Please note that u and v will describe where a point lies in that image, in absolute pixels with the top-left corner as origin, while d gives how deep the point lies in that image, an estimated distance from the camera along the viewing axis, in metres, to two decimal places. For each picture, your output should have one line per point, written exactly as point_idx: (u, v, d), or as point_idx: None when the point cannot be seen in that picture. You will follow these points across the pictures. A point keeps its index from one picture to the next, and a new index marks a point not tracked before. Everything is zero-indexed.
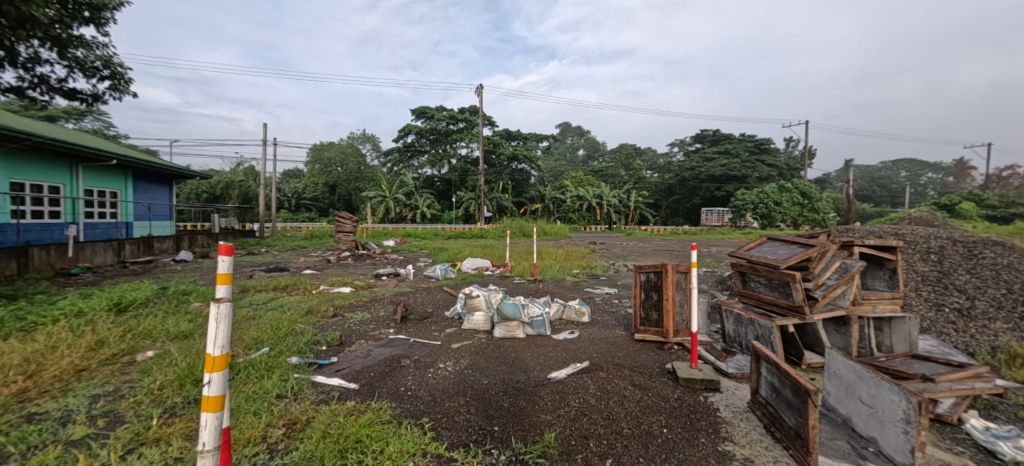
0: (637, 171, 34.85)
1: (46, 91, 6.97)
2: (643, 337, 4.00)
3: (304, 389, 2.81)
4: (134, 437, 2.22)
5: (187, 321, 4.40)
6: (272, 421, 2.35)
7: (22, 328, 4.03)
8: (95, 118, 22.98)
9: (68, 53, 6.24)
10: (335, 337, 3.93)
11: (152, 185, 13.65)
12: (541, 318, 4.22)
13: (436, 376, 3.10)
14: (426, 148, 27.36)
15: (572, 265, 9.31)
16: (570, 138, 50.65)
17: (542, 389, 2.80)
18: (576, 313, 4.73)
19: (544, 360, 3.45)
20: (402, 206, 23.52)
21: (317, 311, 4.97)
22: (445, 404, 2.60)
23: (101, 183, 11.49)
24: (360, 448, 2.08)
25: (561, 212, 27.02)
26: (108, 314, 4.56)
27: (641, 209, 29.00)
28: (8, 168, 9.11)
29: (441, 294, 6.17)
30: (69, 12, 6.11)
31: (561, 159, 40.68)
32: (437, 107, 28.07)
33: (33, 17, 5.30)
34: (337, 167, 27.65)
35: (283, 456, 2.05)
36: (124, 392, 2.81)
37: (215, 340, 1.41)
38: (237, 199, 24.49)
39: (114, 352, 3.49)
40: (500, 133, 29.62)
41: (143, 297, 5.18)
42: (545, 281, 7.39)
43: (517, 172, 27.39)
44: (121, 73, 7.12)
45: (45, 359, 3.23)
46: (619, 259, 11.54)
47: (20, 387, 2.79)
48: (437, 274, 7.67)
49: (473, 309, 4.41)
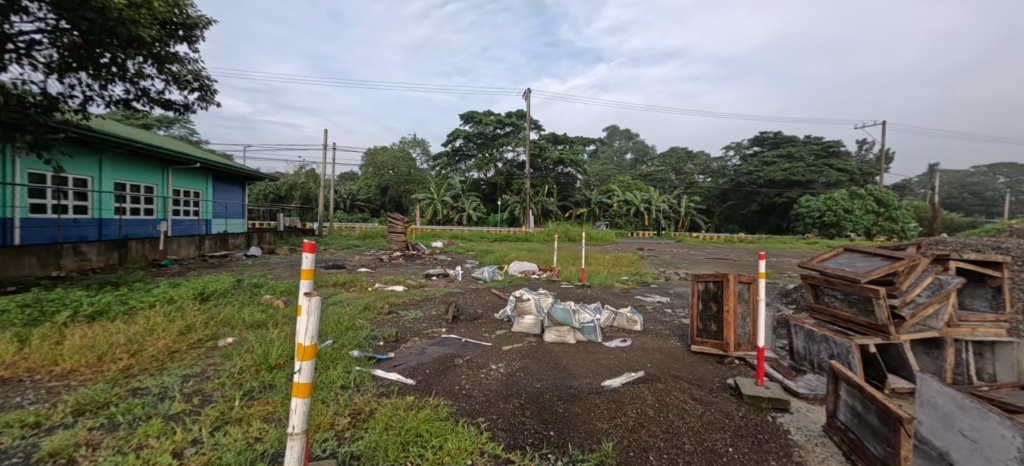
0: (688, 176, 33.61)
1: (147, 102, 7.87)
2: (700, 349, 3.84)
3: (366, 382, 2.95)
4: (219, 416, 2.42)
5: (260, 311, 4.79)
6: (339, 409, 2.49)
7: (126, 311, 4.58)
8: (182, 126, 25.77)
9: (166, 68, 6.99)
10: (392, 333, 4.11)
11: (228, 185, 14.97)
12: (591, 324, 4.19)
13: (488, 377, 3.15)
14: (473, 152, 27.99)
15: (620, 271, 9.12)
16: (617, 142, 49.65)
17: (596, 397, 2.75)
18: (628, 320, 4.63)
19: (596, 367, 3.41)
20: (450, 209, 24.16)
21: (374, 308, 5.23)
22: (499, 406, 2.62)
23: (187, 184, 12.80)
24: (419, 442, 2.15)
25: (607, 217, 26.55)
26: (194, 302, 5.07)
27: (692, 215, 27.79)
28: (113, 170, 10.30)
29: (489, 295, 6.27)
30: (168, 32, 6.87)
31: (607, 164, 39.88)
32: (485, 112, 28.57)
33: (140, 37, 5.93)
34: (389, 170, 29.20)
35: (351, 444, 2.16)
36: (210, 374, 3.09)
37: (305, 332, 1.50)
38: (299, 199, 26.31)
39: (200, 337, 3.85)
40: (547, 137, 29.75)
41: (222, 288, 5.70)
42: (593, 287, 7.31)
43: (563, 176, 27.35)
44: (209, 85, 7.87)
45: (144, 341, 3.63)
46: (671, 267, 11.12)
47: (126, 364, 3.17)
48: (485, 276, 7.82)
49: (524, 312, 4.42)
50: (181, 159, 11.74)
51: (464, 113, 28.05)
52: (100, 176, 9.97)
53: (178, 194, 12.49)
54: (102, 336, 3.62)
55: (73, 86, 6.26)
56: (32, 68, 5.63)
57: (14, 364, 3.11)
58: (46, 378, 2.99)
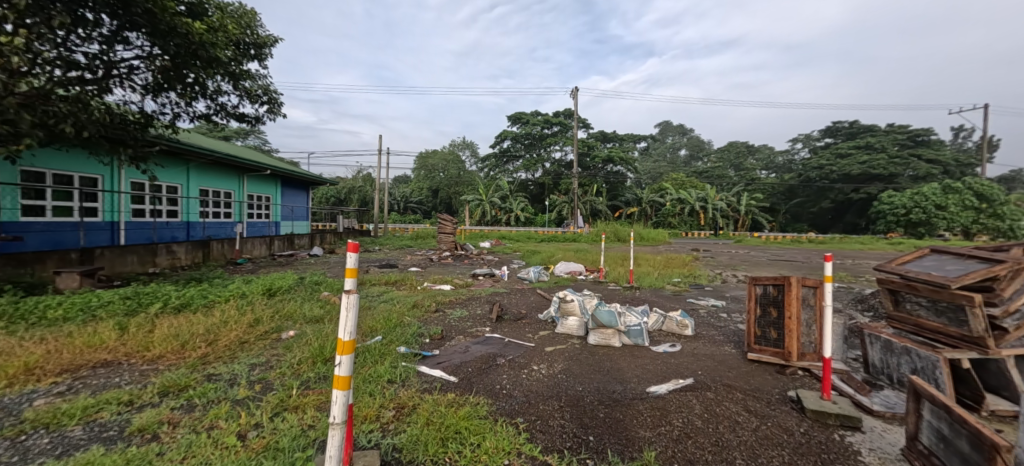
0: (749, 171, 31.53)
1: (225, 116, 8.71)
2: (758, 357, 3.59)
3: (411, 377, 3.05)
4: (279, 403, 2.62)
5: (318, 307, 5.12)
6: (385, 402, 2.60)
7: (206, 304, 5.10)
8: (256, 136, 28.29)
9: (240, 84, 7.69)
10: (437, 331, 4.23)
11: (294, 190, 16.19)
12: (638, 328, 4.04)
13: (530, 378, 3.14)
14: (520, 153, 28.15)
15: (672, 273, 8.75)
16: (670, 138, 47.66)
17: (640, 404, 2.65)
18: (678, 325, 4.41)
19: (642, 372, 3.28)
20: (498, 209, 24.46)
21: (422, 306, 5.41)
22: (539, 407, 2.60)
23: (259, 189, 14.01)
24: (459, 439, 2.19)
25: (659, 216, 25.56)
26: (262, 297, 5.54)
27: (754, 214, 26.02)
28: (199, 177, 11.49)
29: (534, 296, 6.26)
30: (242, 51, 7.58)
31: (659, 161, 38.39)
32: (532, 112, 28.62)
33: (218, 57, 6.59)
34: (440, 173, 30.25)
35: (393, 436, 2.24)
36: (273, 364, 3.36)
37: (345, 327, 1.57)
38: (357, 202, 27.86)
39: (266, 330, 4.20)
40: (595, 135, 29.29)
41: (286, 285, 6.16)
42: (641, 289, 7.07)
43: (612, 175, 26.74)
44: (276, 98, 8.56)
45: (220, 331, 4.02)
46: (728, 269, 10.50)
47: (204, 352, 3.53)
48: (531, 277, 7.84)
49: (568, 314, 4.36)
50: (254, 167, 12.86)
51: (512, 114, 28.29)
52: (188, 184, 11.13)
53: (252, 198, 13.69)
54: (185, 326, 4.06)
55: (165, 104, 7.07)
56: (131, 90, 6.41)
57: (115, 349, 3.56)
58: (140, 362, 3.40)
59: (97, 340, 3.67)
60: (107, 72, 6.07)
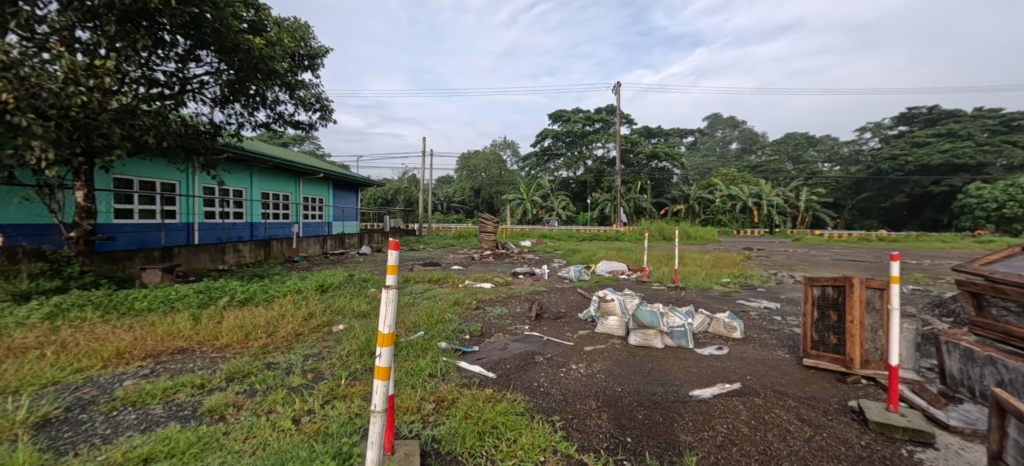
0: (809, 165, 29.40)
1: (283, 124, 9.33)
2: (815, 363, 3.36)
3: (451, 372, 3.14)
4: (329, 391, 2.79)
5: (366, 303, 5.39)
6: (425, 395, 2.69)
7: (266, 298, 5.53)
8: (310, 142, 30.12)
9: (296, 93, 8.22)
10: (477, 328, 4.31)
11: (344, 191, 17.06)
12: (682, 329, 3.89)
13: (567, 376, 3.12)
14: (562, 151, 27.95)
15: (721, 273, 8.35)
16: (720, 132, 45.36)
17: (682, 407, 2.57)
18: (725, 327, 4.21)
19: (686, 375, 3.17)
20: (539, 208, 24.48)
21: (462, 303, 5.54)
22: (575, 406, 2.59)
23: (313, 191, 14.90)
24: (495, 433, 2.23)
25: (708, 214, 24.42)
26: (315, 292, 5.91)
27: (814, 210, 24.24)
28: (261, 181, 12.41)
29: (574, 295, 6.21)
30: (297, 63, 8.10)
31: (708, 156, 36.67)
32: (573, 110, 28.33)
33: (275, 70, 7.09)
34: (481, 173, 30.74)
35: (433, 427, 2.32)
36: (324, 355, 3.58)
37: (386, 320, 1.65)
38: (403, 203, 28.91)
39: (319, 323, 4.48)
40: (639, 131, 28.52)
41: (337, 281, 6.53)
42: (687, 289, 6.81)
43: (657, 171, 25.93)
44: (328, 106, 9.07)
45: (279, 323, 4.34)
46: (784, 269, 9.87)
47: (264, 342, 3.83)
48: (571, 275, 7.78)
49: (608, 313, 4.29)
50: (308, 170, 13.70)
51: (552, 112, 28.16)
52: (252, 188, 12.06)
53: (307, 200, 14.59)
54: (249, 318, 4.43)
55: (231, 115, 7.71)
56: (202, 103, 7.04)
57: (189, 337, 3.94)
58: (211, 349, 3.74)
59: (175, 329, 4.09)
60: (182, 88, 6.70)
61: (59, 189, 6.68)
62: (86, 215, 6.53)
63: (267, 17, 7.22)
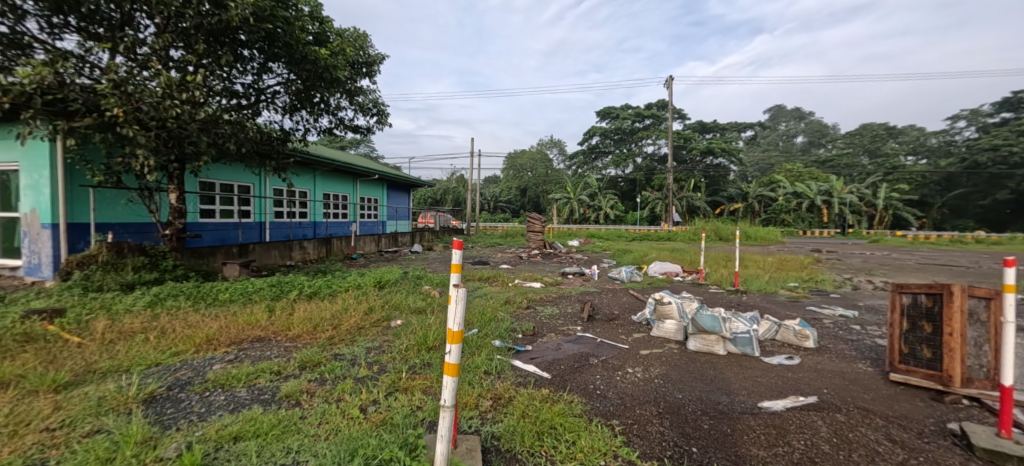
0: (889, 158, 26.63)
1: (343, 129, 9.88)
2: (905, 379, 3.04)
3: (505, 370, 3.18)
4: (392, 383, 2.92)
5: (421, 299, 5.58)
6: (483, 392, 2.74)
7: (330, 292, 5.89)
8: (366, 145, 31.71)
9: (356, 99, 8.67)
10: (530, 327, 4.32)
11: (397, 192, 17.78)
12: (746, 336, 3.66)
13: (624, 380, 3.05)
14: (610, 148, 27.32)
15: (787, 277, 7.77)
16: (784, 125, 42.25)
17: (751, 419, 2.42)
18: (796, 335, 3.91)
19: (753, 385, 2.98)
20: (586, 208, 24.12)
21: (513, 302, 5.58)
22: (634, 411, 2.52)
23: (369, 192, 15.67)
24: (554, 434, 2.22)
25: (770, 213, 22.87)
26: (374, 288, 6.21)
27: (895, 208, 21.92)
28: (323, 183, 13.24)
29: (627, 297, 6.06)
30: (356, 71, 8.54)
31: (770, 151, 34.30)
32: (622, 106, 27.61)
33: (338, 78, 7.51)
34: (528, 172, 30.81)
35: (492, 424, 2.36)
36: (385, 349, 3.75)
37: (455, 318, 1.69)
38: (451, 202, 29.67)
39: (378, 317, 4.71)
40: (692, 126, 27.26)
41: (393, 278, 6.81)
42: (748, 293, 6.42)
43: (713, 168, 24.68)
44: (384, 110, 9.48)
45: (342, 317, 4.61)
46: (861, 273, 9.01)
47: (330, 334, 4.08)
48: (622, 276, 7.59)
49: (664, 317, 4.14)
50: (365, 172, 14.43)
51: (601, 109, 27.61)
52: (315, 189, 12.89)
53: (363, 200, 15.37)
54: (316, 311, 4.74)
55: (299, 121, 8.29)
56: (274, 111, 7.62)
57: (266, 327, 4.29)
58: (285, 339, 4.06)
59: (254, 320, 4.46)
60: (257, 98, 7.29)
61: (157, 191, 7.52)
62: (178, 216, 7.31)
63: (330, 29, 7.68)
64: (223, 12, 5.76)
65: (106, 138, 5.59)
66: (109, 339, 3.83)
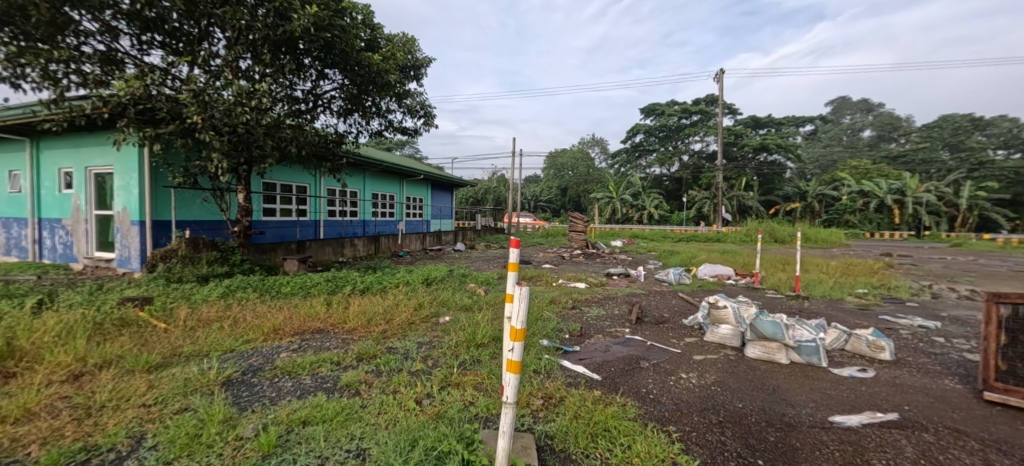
0: (976, 153, 23.89)
1: (392, 131, 10.25)
2: (1001, 398, 2.71)
3: (555, 370, 3.17)
4: (444, 378, 3.00)
5: (467, 297, 5.69)
6: (534, 391, 2.75)
7: (381, 288, 6.15)
8: (411, 146, 32.77)
9: (404, 102, 8.96)
10: (577, 328, 4.29)
11: (440, 191, 18.22)
12: (812, 344, 3.42)
13: (678, 386, 2.95)
14: (655, 146, 26.49)
15: (855, 282, 7.17)
16: (848, 118, 39.04)
17: (823, 434, 2.26)
18: (869, 346, 3.61)
19: (822, 397, 2.78)
20: (629, 207, 23.56)
21: (559, 302, 5.56)
22: (692, 418, 2.44)
23: (414, 191, 16.16)
24: (608, 437, 2.19)
25: (832, 213, 21.25)
26: (422, 284, 6.42)
27: (982, 208, 19.65)
28: (372, 183, 13.81)
29: (676, 299, 5.86)
30: (405, 74, 8.82)
31: (832, 146, 31.86)
32: (668, 103, 26.68)
33: (388, 82, 7.80)
34: (569, 171, 30.56)
35: (545, 423, 2.36)
36: (435, 344, 3.85)
37: (518, 316, 1.71)
38: (492, 202, 30.00)
39: (427, 313, 4.85)
40: (744, 121, 25.86)
41: (440, 275, 6.99)
42: (811, 299, 6.00)
43: (767, 165, 23.39)
44: (431, 112, 9.73)
45: (394, 312, 4.79)
46: (943, 280, 8.15)
47: (383, 329, 4.26)
48: (670, 278, 7.34)
49: (719, 321, 3.97)
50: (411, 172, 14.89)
51: (645, 106, 26.82)
52: (365, 189, 13.47)
53: (409, 200, 15.88)
54: (370, 306, 4.96)
55: (352, 124, 8.70)
56: (330, 115, 8.05)
57: (325, 320, 4.55)
58: (342, 331, 4.28)
59: (314, 312, 4.75)
60: (315, 103, 7.73)
61: (227, 192, 8.17)
62: (245, 214, 7.89)
63: (381, 35, 7.99)
64: (287, 23, 6.16)
65: (186, 143, 6.14)
66: (191, 326, 4.21)
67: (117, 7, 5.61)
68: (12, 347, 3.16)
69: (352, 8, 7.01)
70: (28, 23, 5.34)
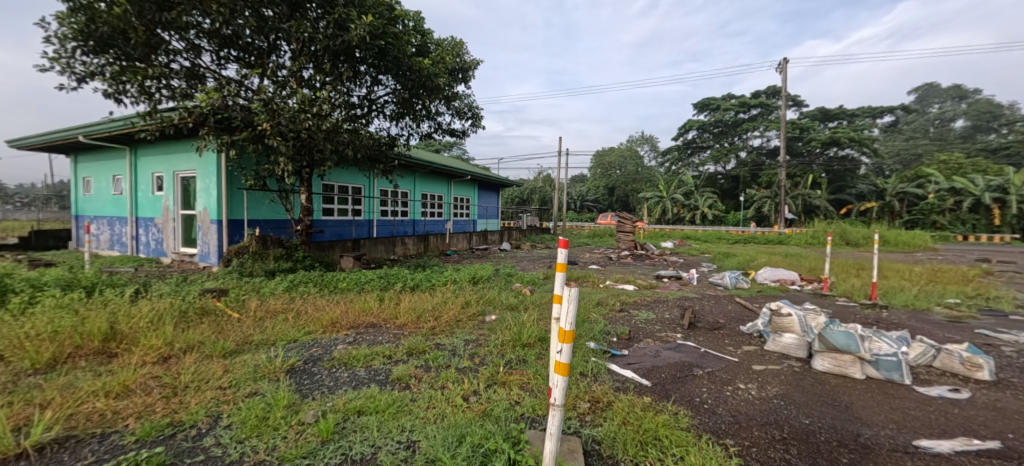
0: None
1: (441, 133, 10.53)
2: None
3: (602, 373, 3.10)
4: (491, 376, 3.03)
5: (513, 296, 5.72)
6: (580, 394, 2.71)
7: (430, 285, 6.34)
8: (458, 148, 33.53)
9: (453, 105, 9.16)
10: (625, 332, 4.17)
11: (487, 191, 18.48)
12: (893, 359, 3.09)
13: (736, 397, 2.77)
14: (709, 143, 25.21)
15: (945, 291, 6.38)
16: (936, 108, 34.83)
17: (906, 459, 2.04)
18: (962, 364, 3.20)
19: (906, 418, 2.50)
20: (681, 207, 22.61)
21: (606, 304, 5.43)
22: (752, 432, 2.28)
23: (461, 191, 16.51)
24: (660, 446, 2.11)
25: (915, 213, 19.08)
26: (469, 283, 6.54)
27: None
28: (422, 184, 14.27)
29: (733, 304, 5.53)
30: (454, 77, 9.02)
31: (916, 139, 28.62)
32: (723, 96, 25.27)
33: (438, 85, 8.01)
34: (616, 170, 29.87)
35: (592, 428, 2.31)
36: (482, 342, 3.91)
37: (566, 317, 1.69)
38: (538, 202, 29.96)
39: (474, 312, 4.92)
40: (811, 114, 23.93)
41: (486, 275, 7.08)
42: (890, 308, 5.43)
43: (838, 161, 21.54)
44: (478, 114, 9.87)
45: (442, 309, 4.91)
46: None
47: (431, 325, 4.38)
48: (726, 282, 6.94)
49: (782, 330, 3.69)
50: (458, 173, 15.22)
51: (699, 101, 25.58)
52: (415, 190, 13.95)
53: (457, 200, 16.25)
54: (419, 302, 5.12)
55: (403, 127, 9.03)
56: (383, 119, 8.40)
57: (378, 315, 4.76)
58: (393, 326, 4.45)
59: (367, 307, 4.99)
60: (370, 108, 8.11)
61: (291, 193, 8.78)
62: (306, 213, 8.43)
63: (431, 41, 8.23)
64: (345, 33, 6.51)
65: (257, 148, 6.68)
66: (260, 316, 4.57)
67: (200, 27, 6.20)
68: (114, 330, 3.58)
69: (404, 15, 7.28)
70: (128, 44, 6.05)
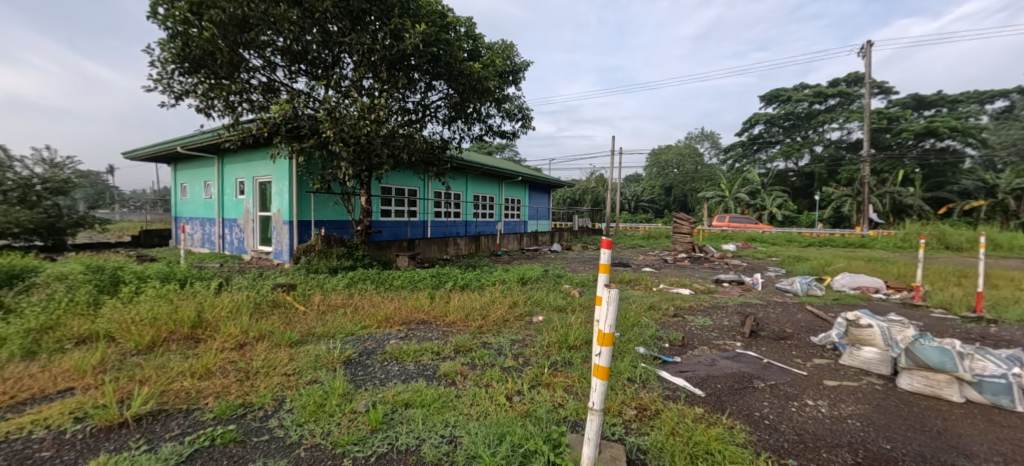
0: None
1: (492, 135, 10.68)
2: None
3: (651, 380, 2.97)
4: (535, 377, 3.02)
5: (561, 298, 5.66)
6: (626, 400, 2.61)
7: (478, 285, 6.45)
8: (510, 150, 33.83)
9: (503, 106, 9.26)
10: (678, 338, 3.97)
11: (537, 193, 18.50)
12: (1001, 381, 2.66)
13: (802, 414, 2.53)
14: (778, 138, 23.36)
15: None
16: None
17: None
18: None
19: (1017, 451, 2.14)
20: (745, 207, 21.15)
21: (659, 308, 5.20)
22: (820, 454, 2.07)
23: (512, 192, 16.65)
24: (711, 460, 1.98)
25: None
26: (517, 284, 6.58)
27: None
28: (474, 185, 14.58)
29: (803, 312, 5.07)
30: (504, 79, 9.12)
31: None
32: (795, 87, 23.31)
33: (488, 88, 8.14)
34: (674, 169, 28.58)
35: (638, 436, 2.22)
36: (528, 342, 3.90)
37: (606, 320, 1.64)
38: (590, 202, 29.42)
39: (520, 312, 4.93)
40: (901, 102, 21.37)
41: (535, 276, 7.07)
42: (1000, 322, 4.69)
43: (935, 154, 19.02)
44: (529, 114, 9.89)
45: (490, 309, 4.97)
46: None
47: (478, 324, 4.45)
48: (796, 288, 6.37)
49: (860, 342, 3.32)
50: (509, 174, 15.37)
51: (766, 93, 23.80)
52: (467, 191, 14.28)
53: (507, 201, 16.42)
54: (468, 301, 5.23)
55: (455, 131, 9.27)
56: (436, 123, 8.69)
57: (428, 312, 4.93)
58: (443, 324, 4.58)
59: (419, 304, 5.18)
60: (424, 113, 8.42)
61: (352, 195, 9.36)
62: (365, 214, 8.93)
63: (482, 45, 8.39)
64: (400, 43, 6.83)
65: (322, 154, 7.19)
66: (323, 310, 4.92)
67: (275, 45, 6.80)
68: (201, 318, 4.02)
69: (455, 22, 7.50)
70: (216, 64, 6.78)
